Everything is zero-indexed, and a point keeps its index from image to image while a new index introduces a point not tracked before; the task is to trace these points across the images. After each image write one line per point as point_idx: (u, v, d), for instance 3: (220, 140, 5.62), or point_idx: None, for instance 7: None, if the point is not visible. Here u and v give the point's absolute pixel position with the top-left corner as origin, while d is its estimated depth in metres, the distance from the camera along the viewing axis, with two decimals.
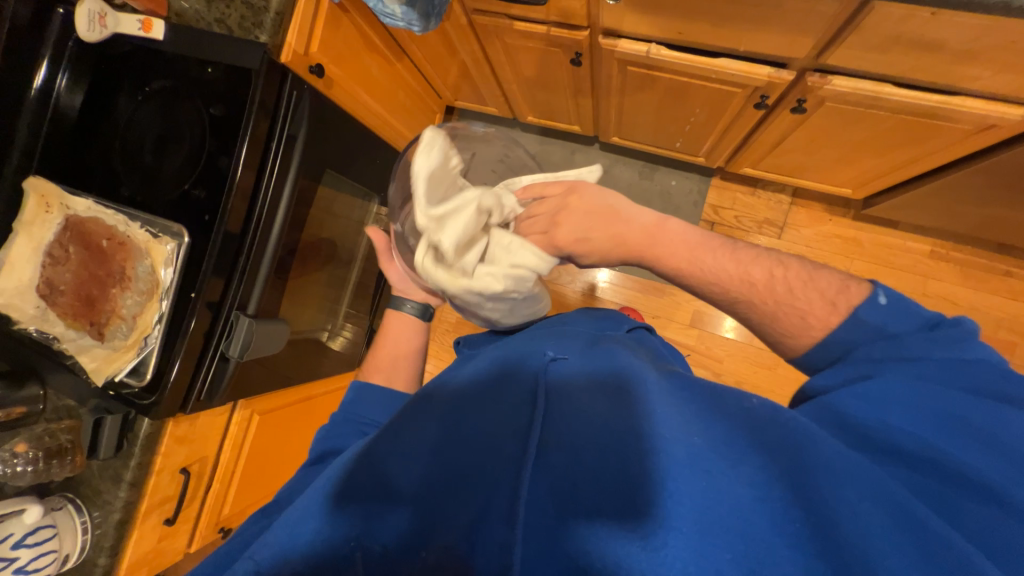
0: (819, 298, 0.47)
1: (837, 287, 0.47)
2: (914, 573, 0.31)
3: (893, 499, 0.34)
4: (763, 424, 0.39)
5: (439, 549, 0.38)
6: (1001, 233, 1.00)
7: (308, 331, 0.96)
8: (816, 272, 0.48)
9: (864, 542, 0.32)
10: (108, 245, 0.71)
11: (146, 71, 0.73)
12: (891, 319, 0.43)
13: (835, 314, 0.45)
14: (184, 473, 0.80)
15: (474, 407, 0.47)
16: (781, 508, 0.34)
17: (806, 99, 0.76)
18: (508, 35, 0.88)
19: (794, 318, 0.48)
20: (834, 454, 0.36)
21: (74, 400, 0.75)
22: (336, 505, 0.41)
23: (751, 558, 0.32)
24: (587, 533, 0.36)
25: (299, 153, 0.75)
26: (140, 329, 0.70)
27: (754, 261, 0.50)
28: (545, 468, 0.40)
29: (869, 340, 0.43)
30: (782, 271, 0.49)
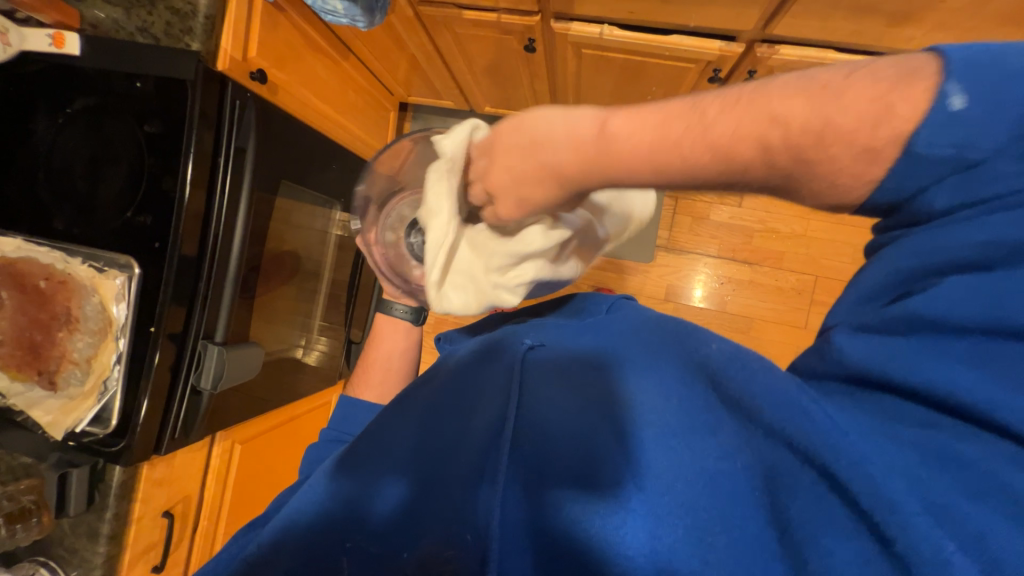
0: (877, 103, 0.28)
1: (892, 82, 0.29)
2: (855, 543, 0.30)
3: (828, 450, 0.32)
4: (726, 377, 0.40)
5: (431, 542, 0.37)
6: None
7: (280, 349, 0.91)
8: (869, 69, 0.29)
9: (807, 508, 0.32)
10: (47, 285, 0.65)
11: (64, 90, 0.67)
12: (976, 133, 0.27)
13: (883, 146, 0.28)
14: (167, 516, 0.75)
15: (463, 396, 0.48)
16: (740, 476, 0.34)
17: (757, 69, 0.78)
18: (457, 25, 0.86)
19: (836, 182, 0.30)
20: (782, 405, 0.35)
21: (31, 457, 0.68)
22: (336, 472, 0.43)
23: (695, 534, 0.33)
24: (557, 504, 0.36)
25: (250, 165, 0.70)
26: (97, 372, 0.65)
27: (751, 103, 0.30)
28: (519, 457, 0.39)
29: (943, 181, 0.28)
30: (830, 87, 0.29)
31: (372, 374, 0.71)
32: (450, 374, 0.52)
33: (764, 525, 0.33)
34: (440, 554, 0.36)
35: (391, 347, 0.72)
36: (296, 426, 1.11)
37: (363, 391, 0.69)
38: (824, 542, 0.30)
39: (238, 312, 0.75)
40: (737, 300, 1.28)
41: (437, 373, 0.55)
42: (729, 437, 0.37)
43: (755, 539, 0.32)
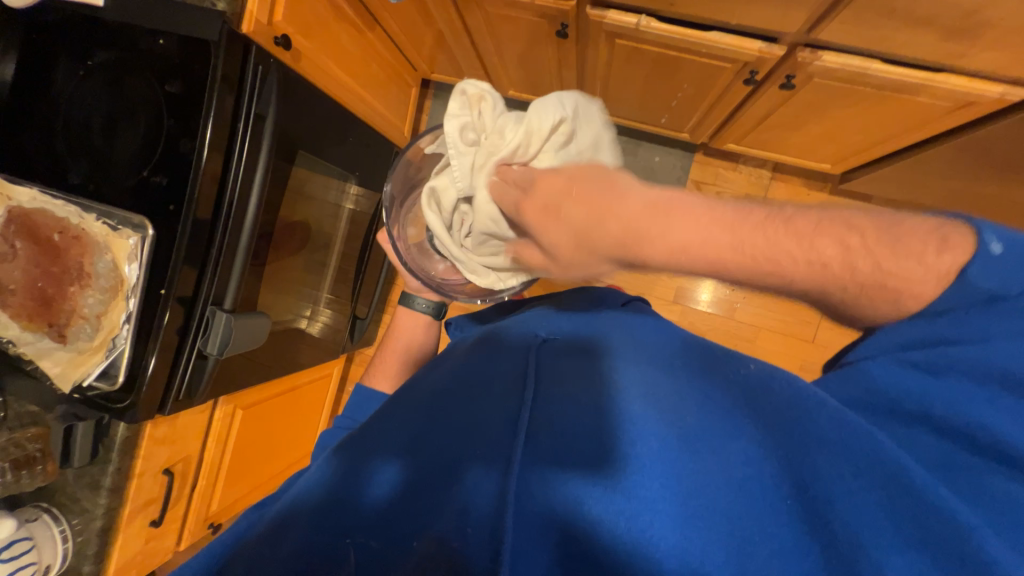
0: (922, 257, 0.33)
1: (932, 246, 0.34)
2: (905, 555, 0.31)
3: (891, 471, 0.34)
4: (760, 393, 0.42)
5: (432, 539, 0.33)
6: (966, 205, 1.04)
7: (286, 319, 0.92)
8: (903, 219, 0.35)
9: (854, 518, 0.33)
10: (61, 239, 0.65)
11: (86, 42, 0.65)
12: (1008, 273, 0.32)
13: (942, 273, 0.33)
14: (167, 474, 0.77)
15: (468, 387, 0.47)
16: (772, 482, 0.35)
17: (796, 74, 0.76)
18: (489, 3, 0.83)
19: (883, 305, 0.35)
20: (843, 426, 0.36)
21: (38, 406, 0.69)
22: (338, 459, 0.43)
23: (736, 539, 0.32)
24: (565, 494, 0.34)
25: (269, 133, 0.69)
26: (106, 329, 0.65)
27: (823, 230, 0.35)
28: (533, 447, 0.37)
29: (969, 303, 0.33)
30: (859, 239, 0.34)
31: (386, 360, 0.72)
32: (461, 364, 0.53)
33: (805, 538, 0.33)
34: (442, 549, 0.32)
35: (404, 335, 0.74)
36: (296, 397, 1.12)
37: (376, 378, 0.70)
38: (877, 560, 0.31)
39: (248, 280, 0.75)
40: (745, 309, 1.27)
41: (444, 364, 0.55)
42: (755, 445, 0.37)
43: (798, 551, 0.32)
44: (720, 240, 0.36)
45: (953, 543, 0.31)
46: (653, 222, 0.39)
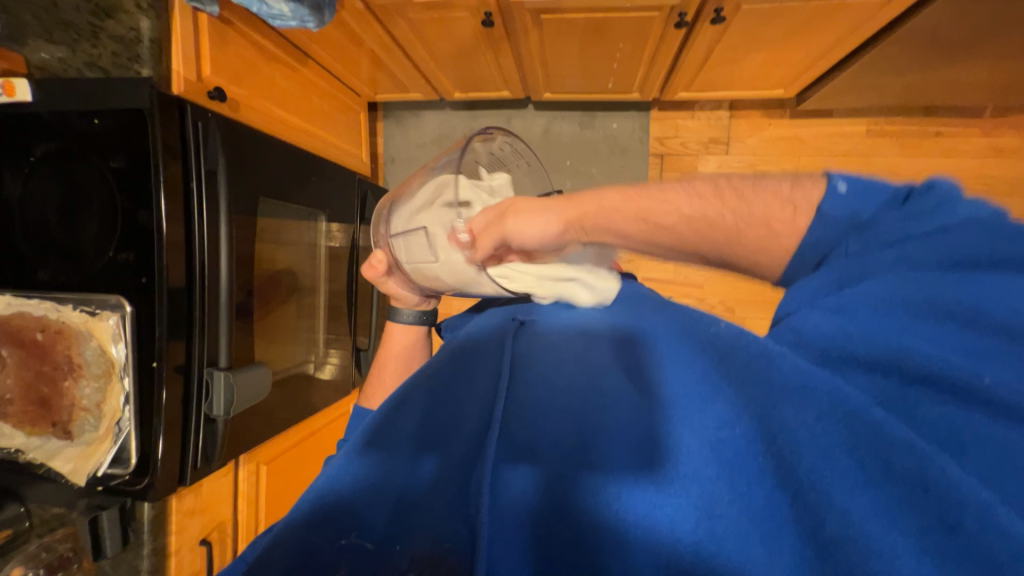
0: (772, 212, 0.37)
1: (784, 188, 0.38)
2: (860, 492, 0.30)
3: (852, 409, 0.31)
4: (730, 346, 0.40)
5: (426, 541, 0.35)
6: (925, 95, 1.04)
7: (291, 368, 0.92)
8: (755, 180, 0.39)
9: (816, 466, 0.31)
10: (44, 336, 0.65)
11: (25, 140, 0.65)
12: (850, 208, 0.35)
13: (804, 204, 0.37)
14: (205, 543, 0.77)
15: (479, 376, 0.46)
16: (746, 441, 0.35)
17: (723, 6, 0.76)
18: (410, 10, 0.84)
19: (764, 237, 0.38)
20: (797, 369, 0.34)
21: (61, 507, 0.68)
22: (361, 450, 0.41)
23: (706, 503, 0.33)
24: (596, 485, 0.35)
25: (224, 187, 0.70)
26: (109, 415, 0.65)
27: (695, 183, 0.41)
28: (509, 440, 0.40)
29: (842, 235, 0.35)
30: (731, 179, 0.40)
31: (384, 381, 0.70)
32: (448, 353, 0.51)
33: (774, 491, 0.33)
34: (437, 552, 0.34)
35: (399, 349, 0.71)
36: (318, 441, 1.11)
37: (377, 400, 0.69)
38: (844, 506, 0.30)
39: (239, 336, 0.75)
40: None
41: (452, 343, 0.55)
42: (729, 404, 0.37)
43: (767, 507, 0.33)
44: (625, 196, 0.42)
45: (918, 480, 0.29)
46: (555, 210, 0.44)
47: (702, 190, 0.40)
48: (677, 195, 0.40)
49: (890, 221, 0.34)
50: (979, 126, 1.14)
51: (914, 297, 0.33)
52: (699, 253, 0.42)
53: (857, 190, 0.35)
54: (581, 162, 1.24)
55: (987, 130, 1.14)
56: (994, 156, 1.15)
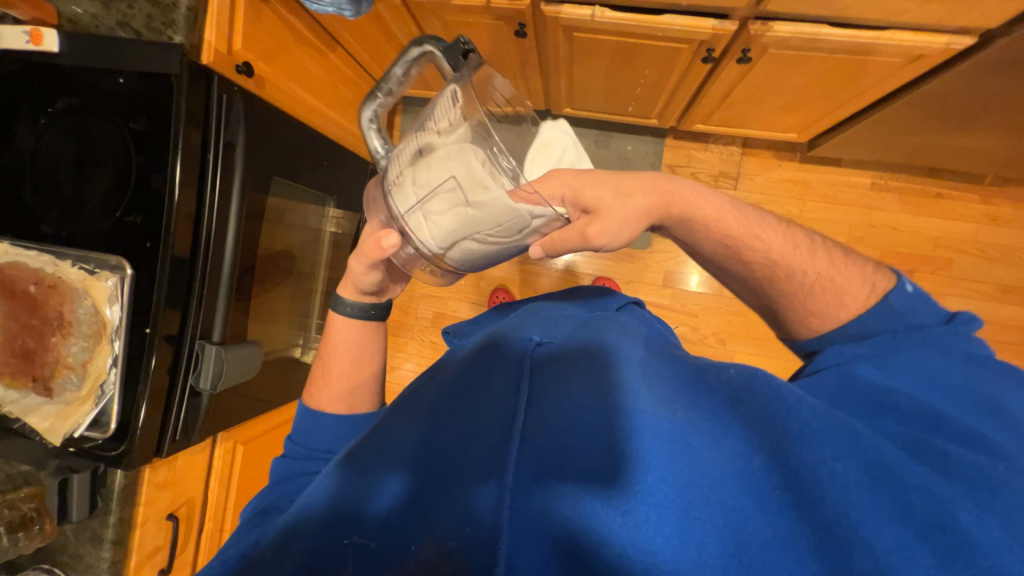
0: (849, 287, 0.51)
1: (867, 273, 0.52)
2: (890, 527, 0.34)
3: (885, 461, 0.36)
4: (743, 389, 0.42)
5: (430, 543, 0.37)
6: (929, 157, 1.07)
7: (280, 350, 0.91)
8: (846, 256, 0.53)
9: (842, 499, 0.35)
10: (37, 289, 0.64)
11: (45, 90, 0.64)
12: (911, 309, 0.49)
13: (878, 288, 0.51)
14: (172, 519, 0.75)
15: (467, 392, 0.49)
16: (762, 474, 0.37)
17: (751, 48, 0.78)
18: (446, 11, 0.85)
19: (830, 296, 0.51)
20: (818, 416, 0.37)
21: (31, 465, 0.67)
22: (339, 470, 0.45)
23: (731, 530, 0.34)
24: (564, 502, 0.37)
25: (239, 160, 0.69)
26: (93, 376, 0.63)
27: (793, 236, 0.53)
28: (530, 451, 0.41)
29: (896, 325, 0.48)
30: (820, 248, 0.53)
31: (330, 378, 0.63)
32: (457, 372, 0.53)
33: (794, 522, 0.35)
34: (441, 550, 0.36)
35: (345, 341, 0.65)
36: None
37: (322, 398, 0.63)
38: (868, 539, 0.33)
39: (234, 313, 0.74)
40: None
41: (438, 365, 0.58)
42: (741, 441, 0.39)
43: (788, 538, 0.35)
44: (736, 224, 0.52)
45: (936, 517, 0.34)
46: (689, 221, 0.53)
47: (800, 245, 0.53)
48: (775, 237, 0.52)
49: (945, 330, 0.48)
50: (978, 193, 1.18)
51: (937, 383, 0.43)
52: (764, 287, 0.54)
53: (919, 297, 0.50)
54: None
55: (984, 198, 1.18)
56: (989, 223, 1.19)
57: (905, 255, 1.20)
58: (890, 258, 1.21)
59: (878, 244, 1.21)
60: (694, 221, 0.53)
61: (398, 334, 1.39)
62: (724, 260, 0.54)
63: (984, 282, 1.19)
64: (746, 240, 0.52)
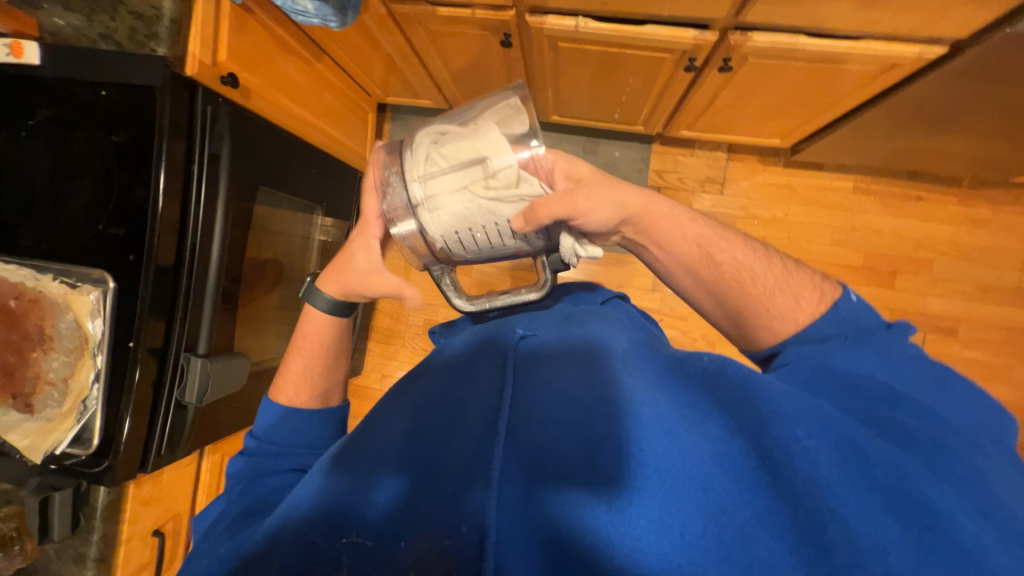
0: (804, 293, 0.52)
1: (817, 281, 0.53)
2: (860, 499, 0.35)
3: (845, 437, 0.38)
4: (717, 376, 0.44)
5: (426, 536, 0.38)
6: (909, 161, 1.10)
7: (270, 360, 0.90)
8: (798, 267, 0.55)
9: (815, 475, 0.36)
10: (17, 304, 0.62)
11: (25, 103, 0.64)
12: (857, 315, 0.50)
13: (829, 294, 0.52)
14: (158, 535, 0.74)
15: (453, 388, 0.49)
16: (740, 456, 0.39)
17: (731, 57, 0.79)
18: (431, 22, 0.85)
19: (788, 300, 0.52)
20: (782, 398, 0.40)
21: (12, 483, 0.66)
22: (331, 468, 0.45)
23: (712, 511, 0.36)
24: (556, 501, 0.38)
25: (225, 173, 0.69)
26: (75, 392, 0.62)
27: (749, 244, 0.55)
28: (517, 443, 0.42)
29: (844, 329, 0.49)
30: (775, 258, 0.55)
31: (302, 372, 0.62)
32: (444, 371, 0.53)
33: (771, 500, 0.37)
34: (437, 547, 0.37)
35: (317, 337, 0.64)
36: None
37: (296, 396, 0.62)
38: (839, 511, 0.35)
39: (221, 324, 0.74)
40: None
41: (427, 363, 0.57)
42: (721, 425, 0.41)
43: (766, 515, 0.36)
44: (701, 228, 0.56)
45: (900, 488, 0.36)
46: (659, 222, 0.56)
47: (757, 252, 0.55)
48: (737, 243, 0.55)
49: (893, 334, 0.49)
50: (957, 195, 1.21)
51: (893, 366, 0.45)
52: (726, 291, 0.54)
53: (862, 304, 0.51)
54: None
55: (963, 200, 1.21)
56: (967, 225, 1.21)
57: (887, 257, 1.23)
58: (874, 260, 1.23)
59: (862, 246, 1.23)
60: (662, 218, 0.56)
61: (389, 342, 1.38)
62: (691, 261, 0.55)
63: (965, 283, 1.22)
64: (712, 243, 0.55)
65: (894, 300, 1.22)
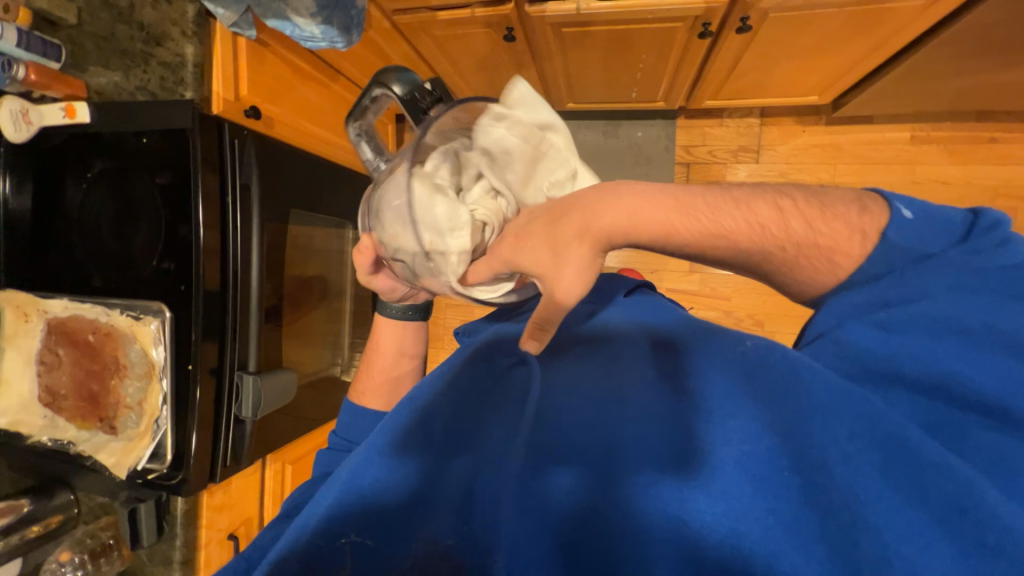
0: (843, 240, 0.36)
1: (854, 211, 0.37)
2: (901, 512, 0.34)
3: (893, 436, 0.35)
4: (758, 367, 0.41)
5: (428, 540, 0.41)
6: (974, 100, 0.97)
7: (321, 369, 0.95)
8: (825, 196, 0.38)
9: (852, 485, 0.35)
10: (95, 338, 0.70)
11: (84, 157, 0.71)
12: (913, 239, 0.36)
13: (866, 230, 0.37)
14: (233, 538, 0.80)
15: (474, 388, 0.49)
16: (774, 461, 0.37)
17: (749, 15, 0.74)
18: (434, 27, 0.86)
19: (822, 263, 0.37)
20: (832, 389, 0.36)
21: (106, 496, 0.74)
22: (397, 454, 0.43)
23: (735, 522, 0.35)
24: (579, 515, 0.39)
25: (256, 199, 0.74)
26: (148, 414, 0.69)
27: (750, 207, 0.37)
28: (535, 447, 0.42)
29: (901, 263, 0.36)
30: (791, 204, 0.37)
31: (374, 379, 0.65)
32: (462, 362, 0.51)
33: (805, 509, 0.35)
34: (439, 549, 0.40)
35: (389, 345, 0.66)
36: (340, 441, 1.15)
37: (369, 400, 0.64)
38: (875, 524, 0.34)
39: (268, 341, 0.78)
40: None
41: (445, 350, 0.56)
42: (754, 423, 0.39)
43: (795, 523, 0.35)
44: (668, 214, 0.37)
45: (954, 500, 0.33)
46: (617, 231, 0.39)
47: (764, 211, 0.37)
48: (737, 219, 0.37)
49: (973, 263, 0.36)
50: None
51: (974, 334, 0.35)
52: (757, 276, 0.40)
53: (920, 223, 0.37)
54: (605, 171, 1.23)
55: None
56: None
57: (958, 211, 1.10)
58: None
59: (926, 201, 1.11)
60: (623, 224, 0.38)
61: (429, 345, 1.42)
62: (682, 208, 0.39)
63: None
64: (702, 231, 0.37)
65: None
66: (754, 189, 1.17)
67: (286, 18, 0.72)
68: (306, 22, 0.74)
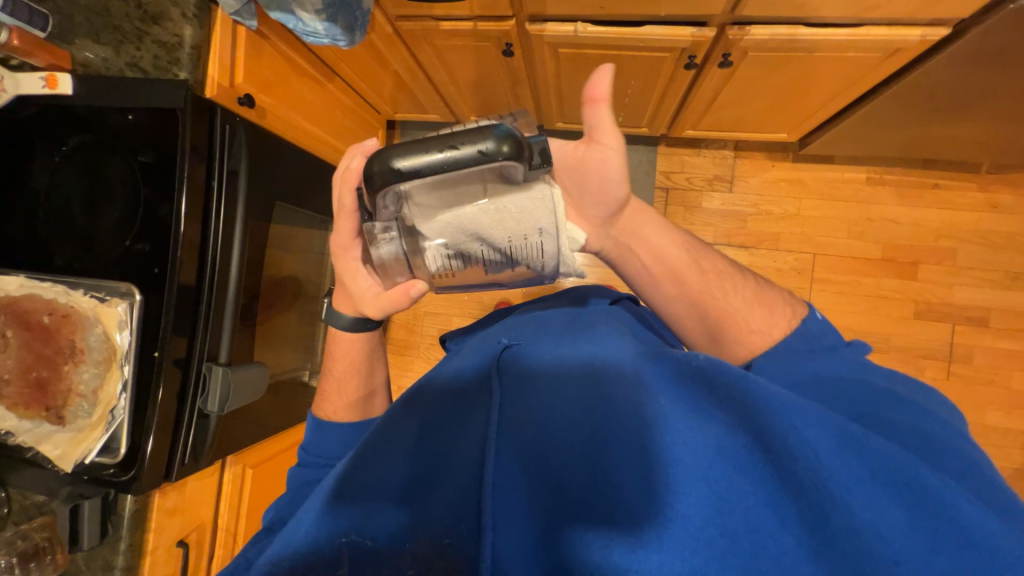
0: (777, 308, 0.54)
1: (787, 300, 0.56)
2: (867, 490, 0.35)
3: (842, 426, 0.37)
4: (709, 371, 0.42)
5: (426, 541, 0.43)
6: (921, 149, 1.08)
7: (288, 373, 0.92)
8: (768, 287, 0.57)
9: (816, 464, 0.35)
10: (50, 320, 0.65)
11: (59, 130, 0.68)
12: (822, 332, 0.51)
13: (797, 305, 0.55)
14: (183, 545, 0.75)
15: (455, 408, 0.50)
16: (745, 452, 0.38)
17: (731, 52, 0.80)
18: (436, 37, 0.89)
19: (764, 311, 0.53)
20: (775, 391, 0.39)
21: (45, 495, 0.68)
22: (332, 506, 0.45)
23: (715, 506, 0.36)
24: (573, 524, 0.40)
25: (242, 188, 0.72)
26: (104, 402, 0.65)
27: (724, 265, 0.57)
28: (516, 443, 0.44)
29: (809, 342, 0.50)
30: (749, 277, 0.57)
31: (343, 391, 0.65)
32: (447, 383, 0.53)
33: (783, 495, 0.36)
34: (437, 548, 0.42)
35: (349, 357, 0.66)
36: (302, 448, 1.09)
37: (338, 413, 0.64)
38: (845, 500, 0.34)
39: (241, 336, 0.76)
40: None
41: (425, 379, 0.56)
42: (722, 422, 0.40)
43: (775, 505, 0.36)
44: (677, 240, 0.58)
45: (901, 475, 0.35)
46: (644, 225, 0.57)
47: (740, 277, 0.57)
48: (716, 259, 0.58)
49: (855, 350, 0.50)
50: (976, 181, 1.18)
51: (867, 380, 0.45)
52: (701, 298, 0.54)
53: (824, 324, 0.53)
54: None
55: (983, 186, 1.18)
56: (990, 212, 1.18)
57: (907, 248, 1.19)
58: (892, 252, 1.20)
59: (879, 237, 1.20)
60: (641, 224, 0.57)
61: (404, 353, 1.39)
62: (678, 268, 0.56)
63: (992, 271, 1.18)
64: (695, 255, 0.57)
65: (917, 292, 1.19)
66: (727, 217, 1.24)
67: (290, 11, 0.72)
68: (311, 17, 0.74)
